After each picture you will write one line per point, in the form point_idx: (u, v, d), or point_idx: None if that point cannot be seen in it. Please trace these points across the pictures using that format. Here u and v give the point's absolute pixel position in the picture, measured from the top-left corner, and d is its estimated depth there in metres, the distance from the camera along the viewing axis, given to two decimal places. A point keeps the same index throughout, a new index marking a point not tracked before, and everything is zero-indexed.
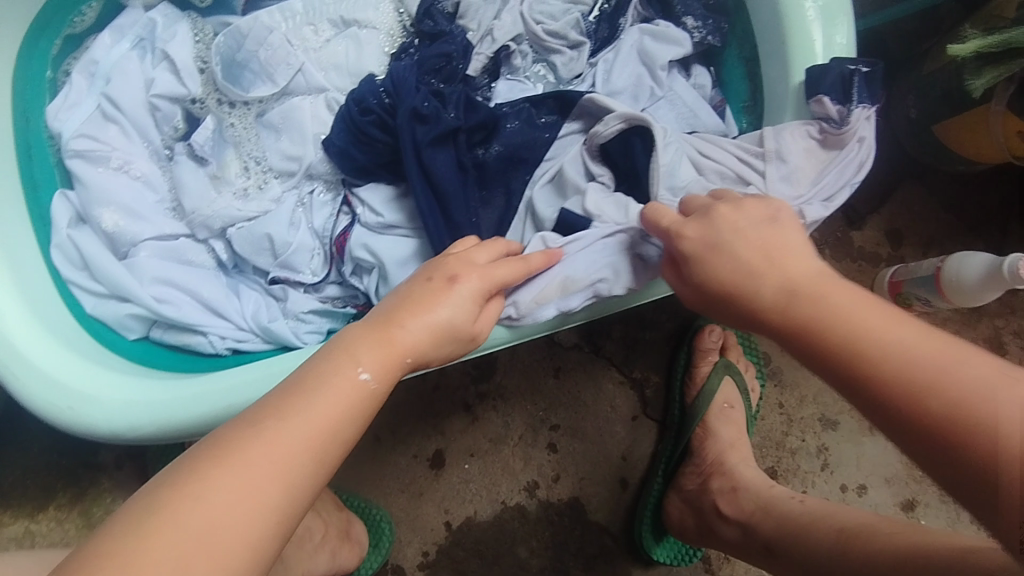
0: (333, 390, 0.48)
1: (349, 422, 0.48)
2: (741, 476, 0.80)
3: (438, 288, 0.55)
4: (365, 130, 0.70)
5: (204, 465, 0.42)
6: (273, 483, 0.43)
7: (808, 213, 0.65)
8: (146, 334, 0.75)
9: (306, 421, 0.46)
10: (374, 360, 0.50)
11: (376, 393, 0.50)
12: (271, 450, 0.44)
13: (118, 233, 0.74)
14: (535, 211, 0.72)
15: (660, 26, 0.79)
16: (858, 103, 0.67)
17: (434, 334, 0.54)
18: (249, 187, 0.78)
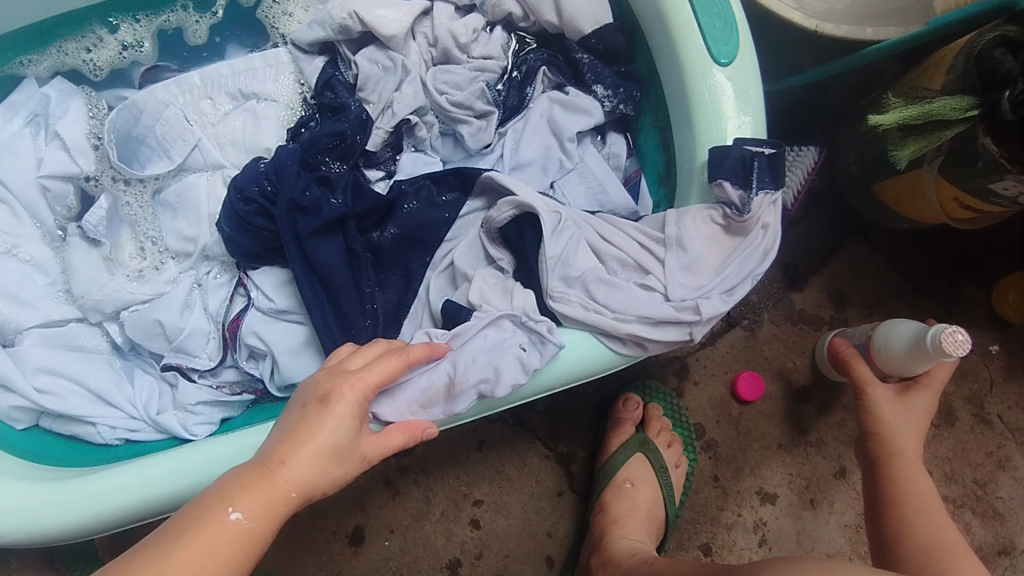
0: (203, 536, 0.48)
1: (219, 568, 0.48)
2: (610, 548, 0.75)
3: (313, 411, 0.54)
4: (249, 220, 0.67)
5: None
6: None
7: (706, 308, 0.61)
8: (36, 423, 0.73)
9: (173, 573, 0.47)
10: (248, 501, 0.50)
11: (252, 535, 0.50)
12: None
13: (3, 321, 0.71)
14: (431, 300, 0.70)
15: (570, 94, 0.76)
16: (759, 188, 0.62)
17: (314, 465, 0.52)
18: (143, 269, 0.76)
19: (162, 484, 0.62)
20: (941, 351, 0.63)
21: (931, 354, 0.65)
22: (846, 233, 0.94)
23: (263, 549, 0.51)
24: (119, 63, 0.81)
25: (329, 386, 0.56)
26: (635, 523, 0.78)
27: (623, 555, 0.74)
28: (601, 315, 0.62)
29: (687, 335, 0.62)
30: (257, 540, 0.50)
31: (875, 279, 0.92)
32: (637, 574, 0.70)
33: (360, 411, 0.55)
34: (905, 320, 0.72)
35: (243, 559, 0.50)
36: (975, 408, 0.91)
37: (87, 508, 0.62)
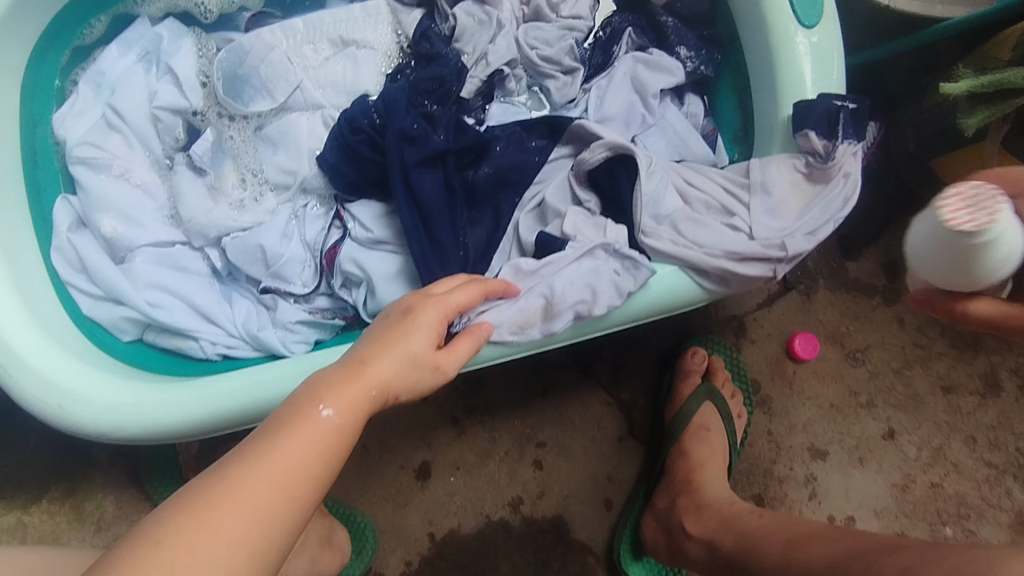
0: (300, 431, 0.51)
1: (317, 459, 0.50)
2: (705, 493, 0.80)
3: (399, 322, 0.58)
4: (355, 149, 0.72)
5: (189, 508, 0.46)
6: (249, 523, 0.46)
7: (791, 246, 0.66)
8: (141, 336, 0.78)
9: (278, 463, 0.49)
10: (338, 398, 0.52)
11: (343, 429, 0.52)
12: (247, 492, 0.47)
13: (117, 239, 0.76)
14: (520, 237, 0.75)
15: (653, 55, 0.79)
16: (844, 138, 0.66)
17: (395, 368, 0.55)
18: (244, 199, 0.80)
19: (269, 389, 0.67)
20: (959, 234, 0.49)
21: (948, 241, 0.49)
22: (897, 210, 0.96)
23: (352, 444, 0.53)
24: (228, 8, 0.85)
25: (409, 307, 0.59)
26: (717, 464, 0.82)
27: (718, 499, 0.79)
28: (691, 250, 0.66)
29: (769, 272, 0.67)
30: (348, 434, 0.52)
31: None
32: (745, 520, 0.74)
33: (439, 324, 0.58)
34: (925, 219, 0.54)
35: (336, 452, 0.52)
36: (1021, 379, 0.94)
37: (198, 407, 0.67)
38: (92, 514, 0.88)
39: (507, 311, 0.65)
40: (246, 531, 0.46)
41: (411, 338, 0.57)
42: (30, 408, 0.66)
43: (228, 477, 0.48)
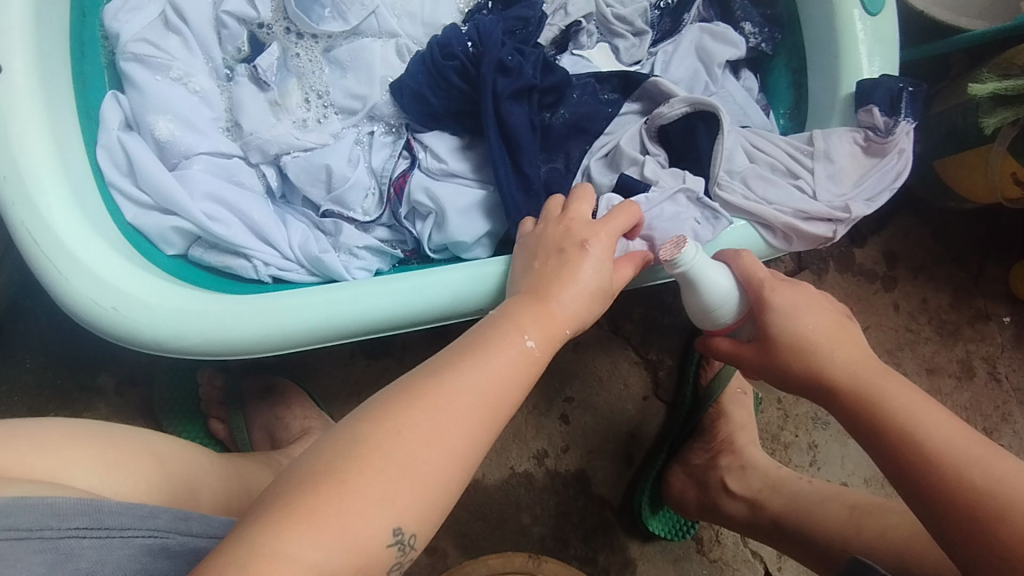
0: (504, 353, 0.55)
1: (513, 383, 0.55)
2: (749, 455, 0.85)
3: (574, 254, 0.61)
4: (448, 79, 0.73)
5: (415, 407, 0.49)
6: (465, 434, 0.50)
7: (854, 209, 0.71)
8: (185, 252, 0.73)
9: (487, 378, 0.53)
10: (538, 330, 0.57)
11: (537, 361, 0.57)
12: (462, 402, 0.51)
13: (173, 143, 0.72)
14: (593, 181, 0.76)
15: (719, 26, 0.84)
16: (904, 117, 0.73)
17: (580, 302, 0.60)
18: (308, 119, 0.78)
19: (348, 307, 0.64)
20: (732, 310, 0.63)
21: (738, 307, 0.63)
22: (900, 206, 1.08)
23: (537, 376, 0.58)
24: None
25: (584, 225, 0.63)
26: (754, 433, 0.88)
27: (764, 461, 0.84)
28: (763, 206, 0.70)
29: (831, 233, 0.71)
30: (539, 365, 0.57)
31: (919, 247, 1.07)
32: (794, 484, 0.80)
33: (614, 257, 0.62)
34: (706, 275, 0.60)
35: (528, 379, 0.56)
36: (990, 367, 1.05)
37: (268, 322, 0.63)
38: None
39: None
40: (461, 436, 0.50)
41: (592, 275, 0.61)
42: (78, 311, 0.61)
43: (448, 387, 0.51)
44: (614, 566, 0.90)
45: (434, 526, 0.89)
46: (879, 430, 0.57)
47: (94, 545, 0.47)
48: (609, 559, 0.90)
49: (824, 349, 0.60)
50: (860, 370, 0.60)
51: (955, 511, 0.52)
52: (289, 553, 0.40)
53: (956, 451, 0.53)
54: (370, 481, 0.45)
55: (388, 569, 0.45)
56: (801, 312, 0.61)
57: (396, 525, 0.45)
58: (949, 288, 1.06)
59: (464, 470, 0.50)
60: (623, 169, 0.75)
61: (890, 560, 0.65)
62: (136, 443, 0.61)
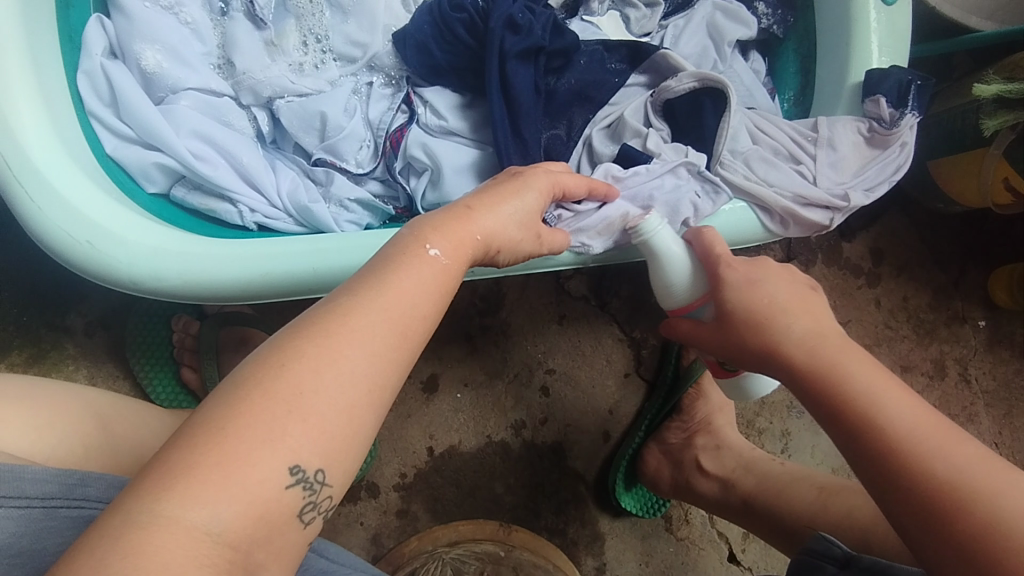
0: (410, 267, 0.47)
1: (428, 295, 0.47)
2: (725, 436, 0.86)
3: (506, 188, 0.56)
4: (453, 30, 0.70)
5: (307, 335, 0.42)
6: (369, 355, 0.42)
7: (853, 198, 0.70)
8: (167, 192, 0.70)
9: (393, 296, 0.45)
10: (446, 239, 0.49)
11: (449, 271, 0.49)
12: (360, 323, 0.43)
13: (159, 76, 0.69)
14: (593, 150, 0.75)
15: (733, 4, 0.83)
16: (911, 109, 0.72)
17: (502, 226, 0.53)
18: (306, 64, 0.75)
19: (334, 256, 0.62)
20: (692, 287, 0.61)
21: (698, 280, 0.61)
22: (890, 205, 1.08)
23: (457, 287, 0.50)
24: None
25: (515, 176, 0.58)
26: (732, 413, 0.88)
27: (739, 445, 0.84)
28: (763, 189, 0.69)
29: (828, 220, 0.71)
30: (453, 276, 0.49)
31: (906, 247, 1.07)
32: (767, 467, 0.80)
33: (548, 193, 0.58)
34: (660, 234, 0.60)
35: (445, 292, 0.48)
36: (961, 368, 1.08)
37: (252, 267, 0.61)
38: None
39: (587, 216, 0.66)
40: (367, 365, 0.42)
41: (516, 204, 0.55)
42: (50, 244, 0.58)
43: (341, 311, 0.43)
44: (583, 539, 0.90)
45: (406, 490, 0.88)
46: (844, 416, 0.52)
47: (11, 517, 0.46)
48: (579, 532, 0.90)
49: (783, 321, 0.56)
50: (820, 346, 0.55)
51: (912, 498, 0.48)
52: (172, 514, 0.34)
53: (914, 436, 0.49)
54: (254, 421, 0.38)
55: (296, 514, 0.39)
56: (761, 284, 0.58)
57: (294, 465, 0.38)
58: (930, 289, 1.08)
59: (379, 400, 0.42)
60: (625, 141, 0.74)
61: (855, 533, 0.66)
62: (76, 404, 0.59)
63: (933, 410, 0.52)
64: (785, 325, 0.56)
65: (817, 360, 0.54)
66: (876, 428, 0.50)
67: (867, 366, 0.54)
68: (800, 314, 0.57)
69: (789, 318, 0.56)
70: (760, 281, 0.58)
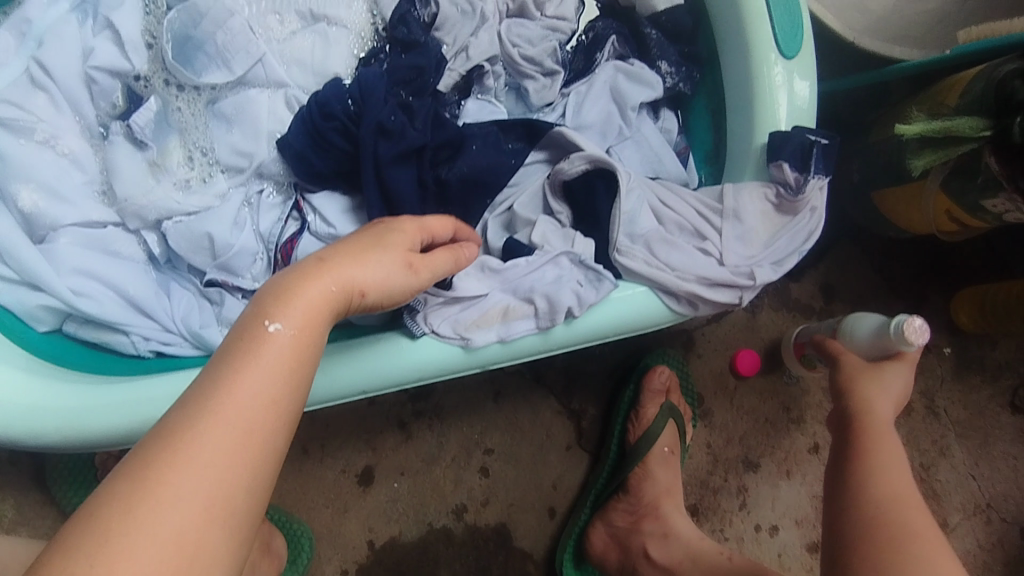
0: (248, 355, 0.41)
1: (274, 377, 0.41)
2: (674, 523, 0.83)
3: (364, 238, 0.51)
4: (327, 139, 0.69)
5: (123, 471, 0.36)
6: (200, 477, 0.36)
7: (759, 275, 0.67)
8: (59, 327, 0.69)
9: (227, 396, 0.39)
10: (291, 308, 0.43)
11: (300, 340, 0.43)
12: (187, 439, 0.37)
13: (37, 215, 0.67)
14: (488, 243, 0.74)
15: (635, 66, 0.79)
16: (814, 174, 0.69)
17: (364, 274, 0.48)
18: (192, 180, 0.73)
19: None
20: (901, 340, 0.66)
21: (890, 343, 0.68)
22: (838, 236, 1.04)
23: (317, 358, 0.44)
24: None
25: (376, 227, 0.53)
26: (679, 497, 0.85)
27: (686, 531, 0.82)
28: (664, 273, 0.66)
29: (737, 298, 0.68)
30: (308, 346, 0.43)
31: (858, 279, 1.03)
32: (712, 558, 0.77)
33: (413, 236, 0.54)
34: (867, 315, 0.75)
35: (300, 367, 0.42)
36: (927, 400, 1.03)
37: (130, 413, 0.60)
38: None
39: (468, 299, 0.64)
40: (200, 485, 0.36)
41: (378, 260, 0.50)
42: None
43: (166, 432, 0.37)
44: None
45: None
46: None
47: None
48: None
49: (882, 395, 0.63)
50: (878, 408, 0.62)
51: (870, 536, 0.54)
52: None
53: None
54: None
55: None
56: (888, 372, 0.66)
57: None
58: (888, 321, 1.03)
59: (224, 516, 0.36)
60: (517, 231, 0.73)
61: None
62: None
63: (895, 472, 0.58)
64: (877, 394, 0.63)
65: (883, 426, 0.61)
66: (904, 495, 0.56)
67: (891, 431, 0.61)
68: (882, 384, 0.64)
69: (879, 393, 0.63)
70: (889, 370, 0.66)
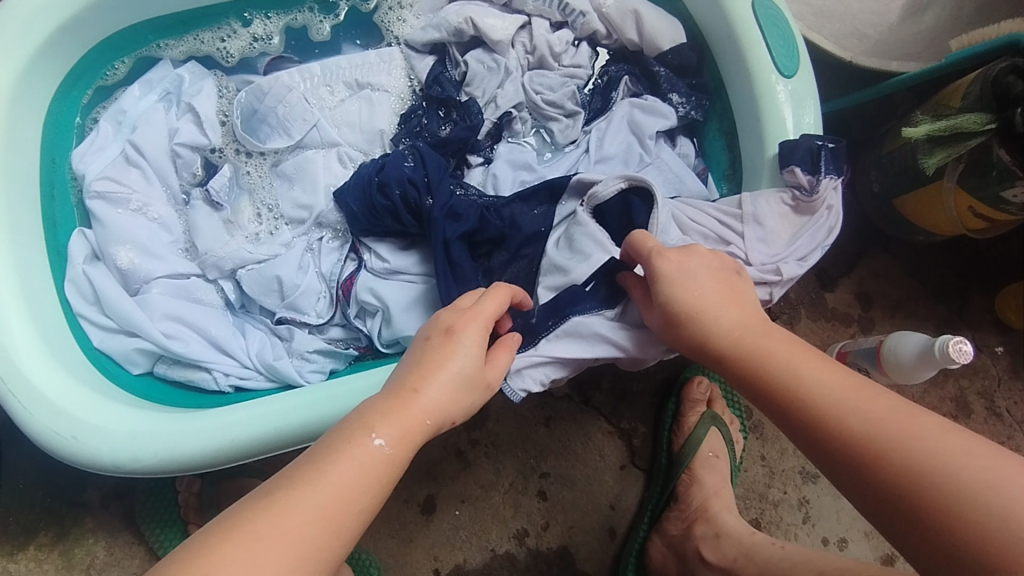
0: (349, 460, 0.50)
1: (367, 486, 0.50)
2: (725, 523, 0.83)
3: (440, 343, 0.56)
4: (373, 201, 0.77)
5: (235, 536, 0.46)
6: (287, 558, 0.45)
7: (786, 271, 0.72)
8: (151, 369, 0.77)
9: (327, 493, 0.48)
10: (390, 427, 0.52)
11: (393, 460, 0.51)
12: (289, 524, 0.46)
13: (133, 270, 0.77)
14: (554, 268, 0.73)
15: (648, 100, 0.87)
16: (826, 174, 0.73)
17: (448, 397, 0.55)
18: (260, 232, 0.83)
19: (295, 415, 0.66)
20: (946, 358, 0.77)
21: (936, 361, 0.79)
22: (868, 245, 1.06)
23: (400, 475, 0.52)
24: (249, 52, 0.89)
25: (450, 330, 0.57)
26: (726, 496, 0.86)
27: (740, 529, 0.81)
28: None
29: (767, 295, 0.72)
30: (396, 465, 0.52)
31: (894, 286, 1.05)
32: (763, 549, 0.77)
33: (484, 340, 0.58)
34: (909, 332, 0.85)
35: (385, 483, 0.51)
36: (988, 402, 1.01)
37: (219, 435, 0.65)
38: (81, 560, 0.87)
39: (557, 362, 0.68)
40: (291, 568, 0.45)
41: (454, 365, 0.56)
42: (43, 443, 0.64)
43: (274, 508, 0.47)
44: None
45: None
46: (795, 411, 0.54)
47: None
48: None
49: (793, 368, 0.55)
50: (790, 362, 0.56)
51: (883, 471, 0.48)
52: None
53: (876, 420, 0.50)
54: None
55: None
56: (691, 279, 0.59)
57: None
58: (930, 324, 1.03)
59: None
60: (576, 251, 0.73)
61: None
62: None
63: (868, 392, 0.52)
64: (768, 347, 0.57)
65: (774, 373, 0.56)
66: (829, 417, 0.52)
67: (817, 365, 0.55)
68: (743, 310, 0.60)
69: (798, 364, 0.55)
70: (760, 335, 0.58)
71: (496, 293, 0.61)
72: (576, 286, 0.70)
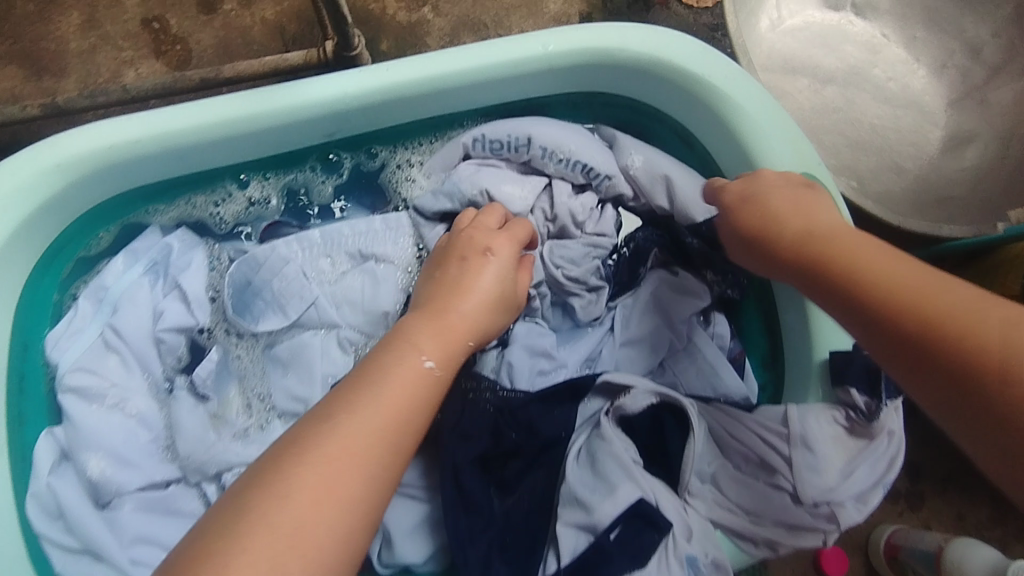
0: (400, 375, 0.53)
1: (418, 413, 0.52)
2: None
3: (472, 264, 0.67)
4: None
5: (294, 456, 0.46)
6: (362, 475, 0.47)
7: (841, 516, 0.63)
8: None
9: (389, 400, 0.51)
10: (430, 350, 0.56)
11: (440, 380, 0.56)
12: (359, 442, 0.47)
13: (104, 482, 0.69)
14: (574, 498, 0.63)
15: (680, 277, 0.79)
16: (888, 400, 0.64)
17: (481, 310, 0.64)
18: (249, 427, 0.75)
19: None
20: None
21: None
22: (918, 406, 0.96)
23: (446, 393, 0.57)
24: (243, 217, 0.82)
25: (469, 263, 0.67)
26: None
27: None
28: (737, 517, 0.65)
29: (821, 541, 0.63)
30: (445, 383, 0.56)
31: (947, 457, 0.95)
32: None
33: (513, 253, 0.69)
34: (979, 544, 0.77)
35: (433, 400, 0.54)
36: None
37: None
38: None
39: None
40: (366, 475, 0.47)
41: (480, 285, 0.65)
42: None
43: (339, 421, 0.48)
44: None
45: None
46: (837, 276, 0.53)
47: None
48: None
49: (852, 255, 0.53)
50: (834, 240, 0.56)
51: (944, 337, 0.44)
52: None
53: (945, 304, 0.46)
54: (254, 553, 0.41)
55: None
56: (756, 198, 0.63)
57: None
58: (988, 501, 0.94)
59: (376, 509, 0.47)
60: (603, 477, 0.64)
61: None
62: None
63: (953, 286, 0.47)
64: (802, 223, 0.59)
65: (827, 258, 0.54)
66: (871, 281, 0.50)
67: (882, 254, 0.52)
68: (821, 214, 0.60)
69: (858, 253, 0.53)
70: (811, 223, 0.58)
71: (503, 234, 0.70)
72: (599, 534, 0.61)
